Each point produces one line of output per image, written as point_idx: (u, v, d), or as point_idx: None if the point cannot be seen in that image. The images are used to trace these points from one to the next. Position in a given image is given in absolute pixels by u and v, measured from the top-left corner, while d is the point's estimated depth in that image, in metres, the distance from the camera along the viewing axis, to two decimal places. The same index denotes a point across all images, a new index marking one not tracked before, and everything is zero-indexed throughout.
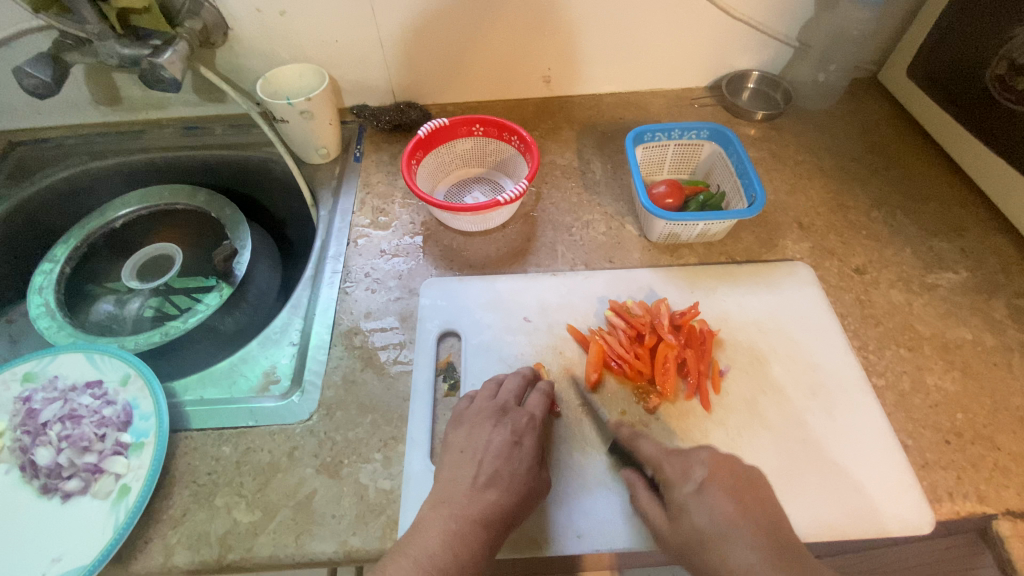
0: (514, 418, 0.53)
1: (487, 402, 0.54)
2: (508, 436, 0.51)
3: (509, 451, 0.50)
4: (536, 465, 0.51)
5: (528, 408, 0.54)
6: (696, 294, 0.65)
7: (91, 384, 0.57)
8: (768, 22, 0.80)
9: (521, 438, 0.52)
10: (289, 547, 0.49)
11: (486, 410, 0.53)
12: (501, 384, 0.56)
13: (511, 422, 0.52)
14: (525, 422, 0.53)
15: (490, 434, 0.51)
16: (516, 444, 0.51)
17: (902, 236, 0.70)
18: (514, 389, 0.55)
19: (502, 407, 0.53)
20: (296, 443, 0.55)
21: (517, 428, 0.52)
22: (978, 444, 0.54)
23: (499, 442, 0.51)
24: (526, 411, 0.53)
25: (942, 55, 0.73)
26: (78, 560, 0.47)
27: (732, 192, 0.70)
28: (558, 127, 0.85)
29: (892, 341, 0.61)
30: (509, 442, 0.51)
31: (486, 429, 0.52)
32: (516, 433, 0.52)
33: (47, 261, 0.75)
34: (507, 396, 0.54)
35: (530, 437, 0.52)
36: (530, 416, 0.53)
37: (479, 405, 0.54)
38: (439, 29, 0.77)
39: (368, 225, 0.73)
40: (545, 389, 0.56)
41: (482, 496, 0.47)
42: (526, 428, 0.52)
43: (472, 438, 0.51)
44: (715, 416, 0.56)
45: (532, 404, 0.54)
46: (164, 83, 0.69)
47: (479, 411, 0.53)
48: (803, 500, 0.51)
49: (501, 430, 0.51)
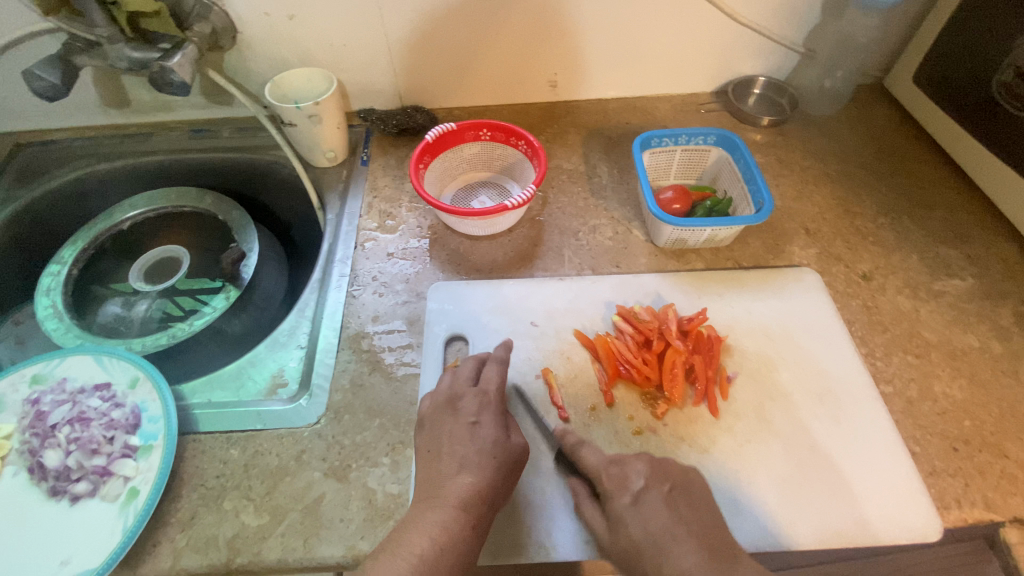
0: (467, 403, 0.52)
1: (442, 391, 0.54)
2: (466, 420, 0.51)
3: (471, 432, 0.50)
4: (501, 433, 0.50)
5: (482, 383, 0.54)
6: (703, 299, 0.65)
7: (100, 386, 0.57)
8: (774, 28, 0.80)
9: (479, 417, 0.51)
10: (297, 551, 0.49)
11: (440, 399, 0.53)
12: (455, 371, 0.56)
13: (465, 406, 0.52)
14: (479, 401, 0.52)
15: (448, 423, 0.51)
16: (475, 424, 0.50)
17: (909, 242, 0.70)
18: (466, 372, 0.55)
19: (453, 392, 0.53)
20: (304, 447, 0.55)
21: (471, 408, 0.52)
22: (985, 451, 0.54)
23: (460, 428, 0.50)
24: (478, 389, 0.53)
25: (948, 61, 0.73)
26: (86, 563, 0.47)
27: (739, 198, 0.70)
28: (564, 131, 0.85)
29: (899, 348, 0.61)
30: (468, 424, 0.50)
31: (445, 419, 0.51)
32: (473, 414, 0.51)
33: (56, 262, 0.76)
34: (461, 381, 0.54)
35: (487, 413, 0.51)
36: (482, 393, 0.53)
37: (436, 392, 0.54)
38: (447, 33, 0.77)
39: (375, 228, 0.74)
40: (500, 364, 0.56)
41: (476, 484, 0.46)
42: (480, 405, 0.52)
43: (437, 433, 0.51)
44: (722, 422, 0.56)
45: (487, 381, 0.54)
46: (172, 86, 0.68)
47: (434, 400, 0.53)
48: (810, 506, 0.51)
49: (458, 416, 0.51)
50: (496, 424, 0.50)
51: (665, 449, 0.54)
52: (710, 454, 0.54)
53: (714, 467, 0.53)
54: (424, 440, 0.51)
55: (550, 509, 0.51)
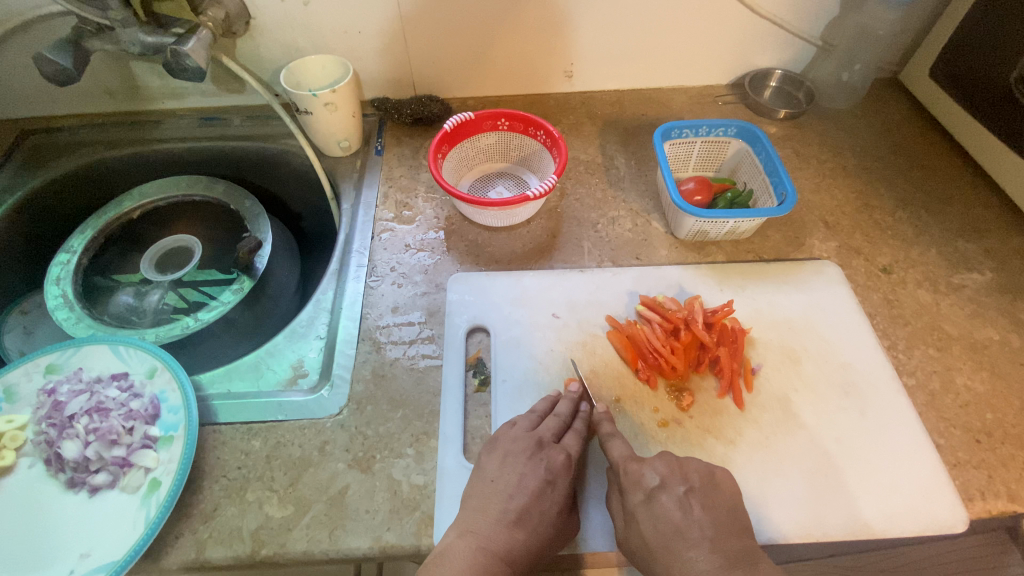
0: (550, 455, 0.50)
1: (523, 433, 0.51)
2: (534, 475, 0.48)
3: (542, 490, 0.48)
4: (566, 505, 0.48)
5: (562, 446, 0.51)
6: (726, 291, 0.65)
7: (117, 376, 0.56)
8: (792, 21, 0.80)
9: (555, 477, 0.49)
10: (323, 543, 0.48)
11: (522, 440, 0.51)
12: (538, 419, 0.53)
13: (546, 458, 0.50)
14: (561, 461, 0.50)
15: (523, 470, 0.48)
16: (549, 483, 0.48)
17: (927, 236, 0.70)
18: (553, 425, 0.52)
19: (538, 440, 0.50)
20: (326, 438, 0.54)
21: (552, 466, 0.49)
22: (1007, 444, 0.54)
23: (531, 479, 0.48)
24: (562, 449, 0.51)
25: (965, 57, 0.73)
26: (108, 556, 0.46)
27: (760, 191, 0.69)
28: (580, 123, 0.85)
29: (920, 340, 0.62)
30: (542, 481, 0.48)
31: (515, 463, 0.49)
32: (550, 472, 0.49)
33: (64, 251, 0.74)
34: (546, 430, 0.51)
35: (565, 478, 0.49)
36: (567, 456, 0.50)
37: (517, 432, 0.51)
38: (463, 21, 0.76)
39: (392, 218, 0.73)
40: (581, 430, 0.52)
41: (520, 540, 0.45)
42: (562, 468, 0.49)
43: (505, 467, 0.49)
44: (748, 414, 0.56)
45: (569, 441, 0.51)
46: (187, 72, 0.66)
47: (515, 439, 0.51)
48: (882, 491, 0.52)
49: (536, 467, 0.49)
50: (557, 468, 0.49)
51: (691, 442, 0.54)
52: (737, 446, 0.54)
53: (740, 459, 0.53)
54: (483, 466, 0.50)
55: (584, 502, 0.51)
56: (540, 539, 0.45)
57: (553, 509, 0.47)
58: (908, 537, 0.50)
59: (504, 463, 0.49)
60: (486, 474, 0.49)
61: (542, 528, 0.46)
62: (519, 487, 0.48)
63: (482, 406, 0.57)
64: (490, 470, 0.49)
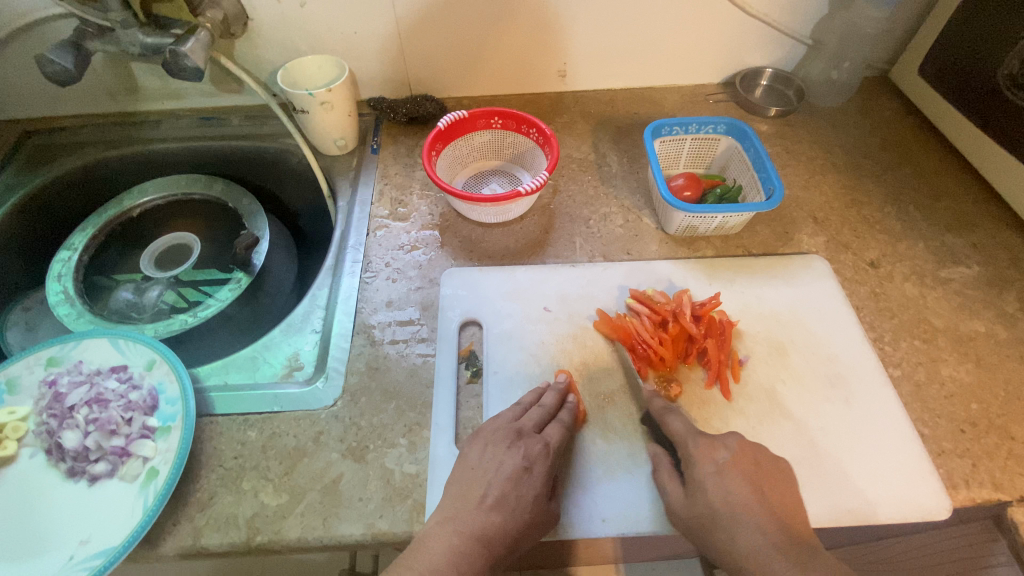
0: (527, 444, 0.50)
1: (505, 424, 0.52)
2: (520, 462, 0.49)
3: (519, 477, 0.48)
4: (542, 494, 0.49)
5: (543, 436, 0.52)
6: (715, 285, 0.66)
7: (116, 368, 0.58)
8: (781, 20, 0.81)
9: (532, 464, 0.49)
10: (317, 530, 0.49)
11: (502, 430, 0.52)
12: (524, 410, 0.54)
13: (524, 447, 0.50)
14: (539, 450, 0.50)
15: (502, 457, 0.49)
16: (526, 470, 0.49)
17: (915, 231, 0.71)
18: (535, 417, 0.53)
19: (517, 430, 0.51)
20: (320, 428, 0.55)
21: (529, 453, 0.50)
22: (992, 433, 0.55)
23: (510, 466, 0.49)
24: (541, 439, 0.51)
25: (952, 53, 0.73)
26: (107, 543, 0.47)
27: (749, 187, 0.71)
28: (573, 121, 0.86)
29: (907, 332, 0.62)
30: (519, 468, 0.49)
31: (498, 450, 0.50)
32: (527, 458, 0.50)
33: (66, 249, 0.76)
34: (528, 422, 0.52)
35: (542, 465, 0.50)
36: (544, 445, 0.51)
37: (499, 423, 0.52)
38: (456, 21, 0.77)
39: (387, 215, 0.74)
40: (565, 421, 0.53)
41: (506, 525, 0.46)
42: (539, 455, 0.50)
43: (485, 457, 0.50)
44: (735, 404, 0.57)
45: (549, 431, 0.52)
46: (185, 72, 0.67)
47: (496, 429, 0.52)
48: (865, 479, 0.52)
49: (514, 455, 0.49)
50: (540, 457, 0.50)
51: None
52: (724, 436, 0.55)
53: None
54: (471, 453, 0.50)
55: (570, 490, 0.52)
56: (529, 524, 0.47)
57: (531, 496, 0.48)
58: (891, 523, 0.50)
59: (484, 453, 0.50)
60: (475, 463, 0.50)
61: (529, 515, 0.47)
62: (509, 475, 0.48)
63: (474, 398, 0.58)
64: (473, 459, 0.50)
